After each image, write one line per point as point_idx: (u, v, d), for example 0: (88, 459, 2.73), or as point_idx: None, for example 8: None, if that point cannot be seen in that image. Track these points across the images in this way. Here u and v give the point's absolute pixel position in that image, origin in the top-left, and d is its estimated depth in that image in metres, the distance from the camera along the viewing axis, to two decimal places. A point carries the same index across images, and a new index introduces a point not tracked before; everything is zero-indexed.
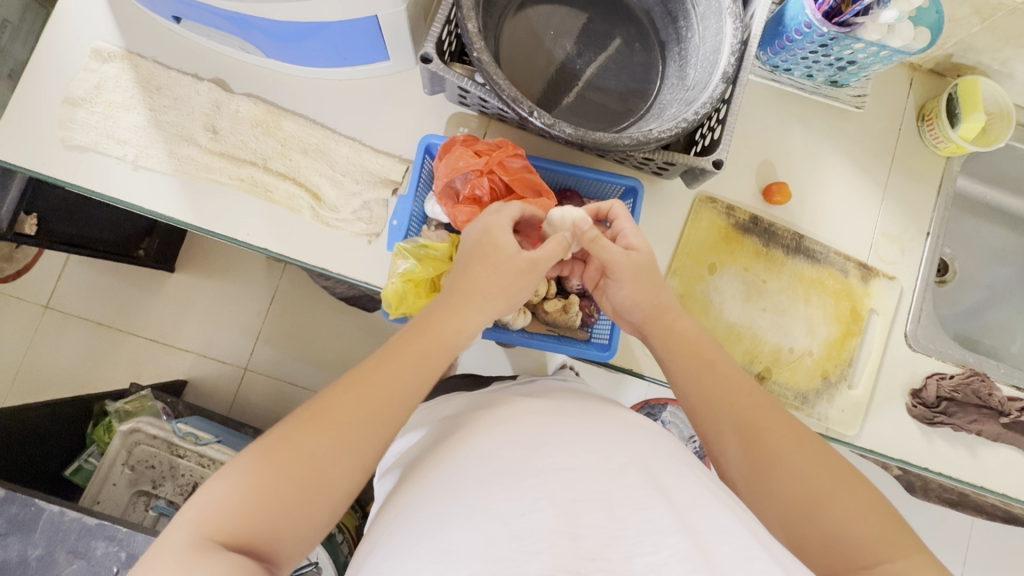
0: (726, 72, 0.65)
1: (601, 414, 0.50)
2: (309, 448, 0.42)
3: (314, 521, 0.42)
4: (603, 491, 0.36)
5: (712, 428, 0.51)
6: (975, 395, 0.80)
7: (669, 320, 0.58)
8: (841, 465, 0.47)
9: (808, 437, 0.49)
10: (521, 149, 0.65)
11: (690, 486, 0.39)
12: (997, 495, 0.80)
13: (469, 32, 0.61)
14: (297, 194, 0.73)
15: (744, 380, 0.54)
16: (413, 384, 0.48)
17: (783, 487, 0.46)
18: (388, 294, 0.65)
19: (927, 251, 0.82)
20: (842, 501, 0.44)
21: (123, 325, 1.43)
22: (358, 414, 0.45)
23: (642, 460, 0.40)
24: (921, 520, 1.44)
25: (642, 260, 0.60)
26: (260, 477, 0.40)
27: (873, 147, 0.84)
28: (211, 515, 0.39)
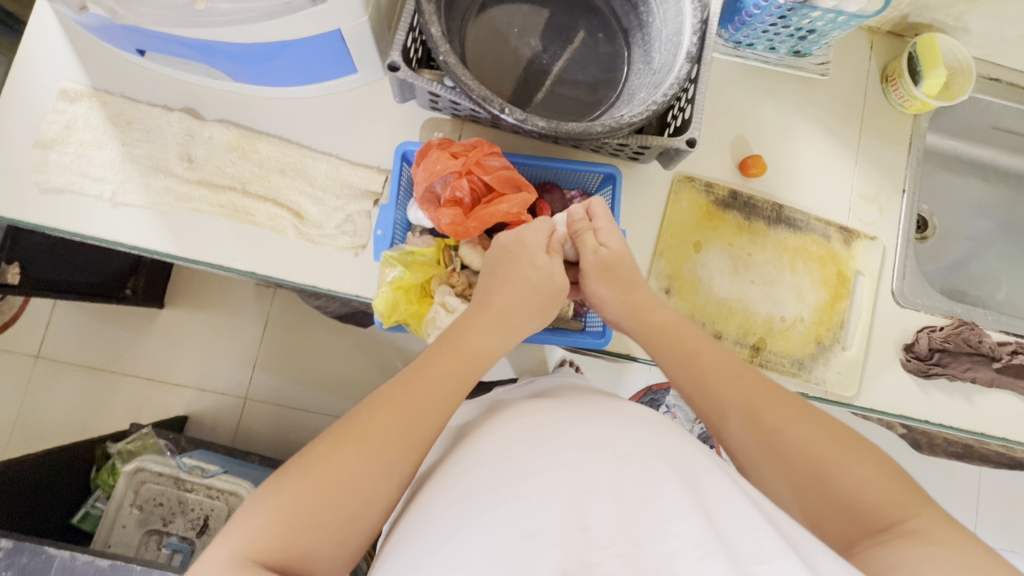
0: (690, 52, 0.67)
1: (607, 408, 0.51)
2: (344, 465, 0.42)
3: (351, 540, 0.42)
4: (610, 481, 0.36)
5: (711, 414, 0.52)
6: (966, 344, 0.81)
7: (647, 315, 0.60)
8: (840, 430, 0.48)
9: (805, 407, 0.50)
10: (497, 147, 0.65)
11: (699, 470, 0.39)
12: (997, 439, 0.81)
13: (433, 36, 0.61)
14: (279, 214, 0.73)
15: (734, 362, 0.54)
16: (450, 401, 0.49)
17: (788, 462, 0.47)
18: (380, 305, 0.65)
19: (905, 208, 0.84)
20: (851, 467, 0.46)
21: (118, 367, 1.41)
22: (400, 432, 0.45)
23: (649, 446, 0.40)
24: (930, 475, 1.45)
25: (610, 258, 0.62)
26: (304, 496, 0.41)
27: (842, 112, 0.85)
28: (247, 538, 0.39)
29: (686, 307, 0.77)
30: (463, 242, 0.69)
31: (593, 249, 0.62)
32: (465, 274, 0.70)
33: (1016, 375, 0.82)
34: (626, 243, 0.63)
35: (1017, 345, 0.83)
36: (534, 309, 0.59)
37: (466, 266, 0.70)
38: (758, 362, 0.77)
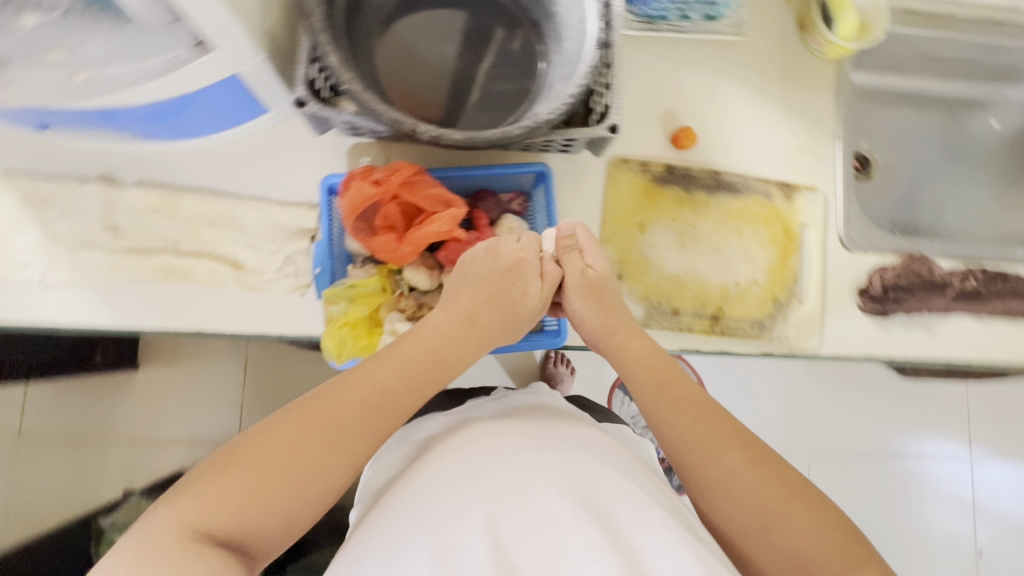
0: (597, 37, 0.66)
1: (560, 430, 0.58)
2: (309, 441, 0.48)
3: (296, 514, 0.47)
4: (546, 515, 0.45)
5: (672, 444, 0.55)
6: (917, 277, 0.83)
7: (619, 338, 0.64)
8: (796, 481, 0.50)
9: (766, 452, 0.52)
10: (420, 167, 0.63)
11: (630, 499, 0.48)
12: (960, 363, 0.83)
13: (332, 67, 0.60)
14: (217, 268, 0.71)
15: (702, 400, 0.57)
16: (411, 395, 0.54)
17: (737, 503, 0.50)
18: (328, 344, 0.64)
19: (839, 153, 0.84)
20: (797, 518, 0.48)
21: (101, 436, 1.38)
22: (366, 423, 0.50)
23: (587, 480, 0.49)
24: (918, 399, 1.49)
25: (596, 278, 0.66)
26: (257, 469, 0.46)
27: (764, 69, 0.85)
28: (208, 496, 0.44)
29: (641, 289, 0.77)
30: (406, 266, 0.69)
31: (580, 273, 0.66)
32: (413, 297, 0.70)
33: (970, 299, 0.84)
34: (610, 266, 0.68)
35: (966, 271, 0.84)
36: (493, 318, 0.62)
37: (413, 288, 0.70)
38: (718, 331, 0.78)
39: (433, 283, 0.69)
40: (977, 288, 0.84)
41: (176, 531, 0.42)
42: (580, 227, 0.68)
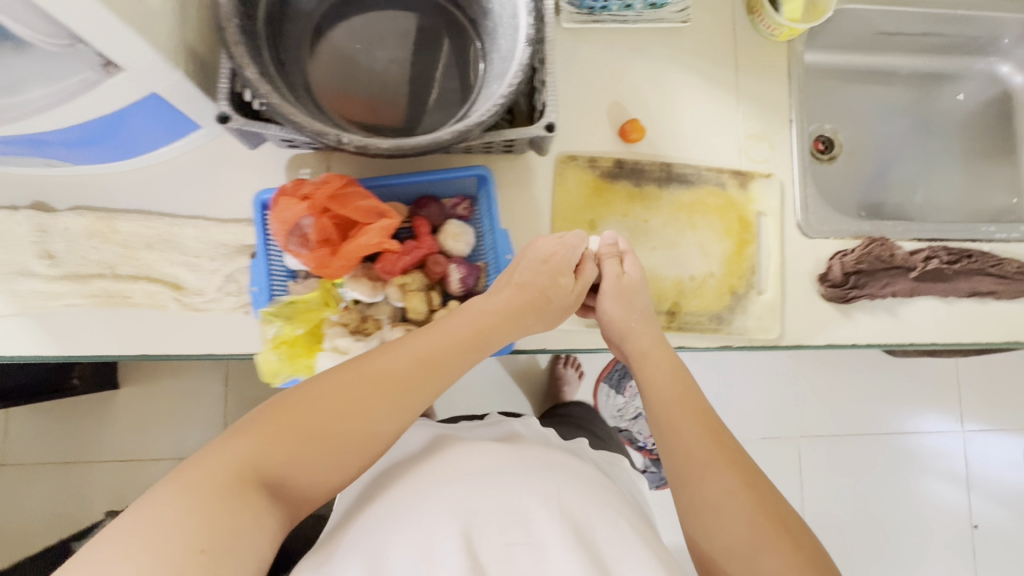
0: (528, 34, 0.64)
1: (556, 462, 0.62)
2: (367, 395, 0.51)
3: (341, 459, 0.49)
4: (533, 536, 0.49)
5: (675, 452, 0.57)
6: (879, 260, 0.80)
7: (643, 346, 0.67)
8: (790, 517, 0.51)
9: (765, 484, 0.53)
10: (350, 178, 0.62)
11: (613, 530, 0.52)
12: (925, 345, 0.82)
13: (250, 80, 0.58)
14: (156, 290, 0.70)
15: (711, 420, 0.59)
16: (462, 363, 0.58)
17: (727, 525, 0.51)
18: (264, 364, 0.62)
19: (794, 137, 0.82)
20: (784, 553, 0.48)
21: (92, 456, 1.38)
22: (422, 384, 0.54)
23: (575, 508, 0.53)
24: (904, 376, 1.47)
25: (630, 285, 0.70)
26: (314, 419, 0.49)
27: (713, 54, 0.82)
28: (259, 441, 0.47)
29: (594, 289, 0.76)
30: (347, 279, 0.67)
31: (615, 276, 0.70)
32: (357, 310, 0.69)
33: (934, 280, 0.82)
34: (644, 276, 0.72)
35: (929, 251, 0.82)
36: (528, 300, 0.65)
37: (356, 301, 0.69)
38: (676, 327, 0.77)
39: (376, 294, 0.68)
40: (942, 268, 0.82)
41: (229, 468, 0.44)
42: (621, 237, 0.72)
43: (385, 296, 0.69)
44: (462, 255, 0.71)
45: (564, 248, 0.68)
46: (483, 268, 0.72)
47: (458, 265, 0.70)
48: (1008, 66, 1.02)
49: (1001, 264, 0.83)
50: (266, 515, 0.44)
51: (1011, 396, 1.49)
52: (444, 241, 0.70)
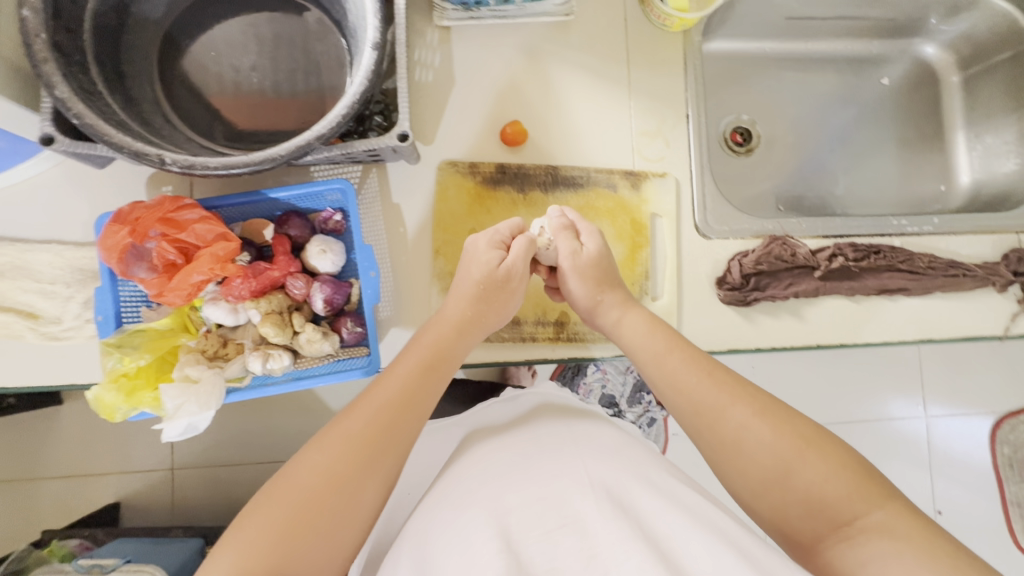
0: (374, 39, 0.60)
1: (574, 430, 0.61)
2: (333, 469, 0.49)
3: (337, 534, 0.48)
4: (575, 513, 0.49)
5: (680, 405, 0.55)
6: (780, 260, 0.77)
7: (616, 313, 0.63)
8: (807, 428, 0.51)
9: (774, 405, 0.53)
10: (185, 199, 0.59)
11: (654, 492, 0.51)
12: (833, 346, 0.79)
13: (60, 99, 0.54)
14: (9, 320, 0.67)
15: (705, 360, 0.57)
16: (428, 396, 0.56)
17: (752, 460, 0.51)
18: (99, 400, 0.59)
19: (691, 134, 0.78)
20: (814, 465, 0.49)
21: (35, 470, 1.23)
22: (387, 429, 0.52)
23: (607, 477, 0.53)
24: (866, 363, 1.40)
25: (592, 258, 0.64)
26: (288, 513, 0.46)
27: (602, 48, 0.78)
28: (246, 550, 0.44)
29: None
30: (204, 301, 0.64)
31: (570, 252, 0.63)
32: (216, 333, 0.65)
33: (841, 278, 0.78)
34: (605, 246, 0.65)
35: (835, 248, 0.79)
36: (488, 314, 0.63)
37: (219, 325, 0.66)
38: (565, 338, 0.74)
39: (235, 318, 0.65)
40: (847, 266, 0.78)
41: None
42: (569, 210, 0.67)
43: (247, 318, 0.66)
44: (330, 273, 0.69)
45: (493, 240, 0.64)
46: (353, 283, 0.69)
47: (321, 285, 0.67)
48: (932, 46, 0.97)
49: (912, 258, 0.79)
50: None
51: (976, 378, 1.42)
52: (308, 258, 0.67)
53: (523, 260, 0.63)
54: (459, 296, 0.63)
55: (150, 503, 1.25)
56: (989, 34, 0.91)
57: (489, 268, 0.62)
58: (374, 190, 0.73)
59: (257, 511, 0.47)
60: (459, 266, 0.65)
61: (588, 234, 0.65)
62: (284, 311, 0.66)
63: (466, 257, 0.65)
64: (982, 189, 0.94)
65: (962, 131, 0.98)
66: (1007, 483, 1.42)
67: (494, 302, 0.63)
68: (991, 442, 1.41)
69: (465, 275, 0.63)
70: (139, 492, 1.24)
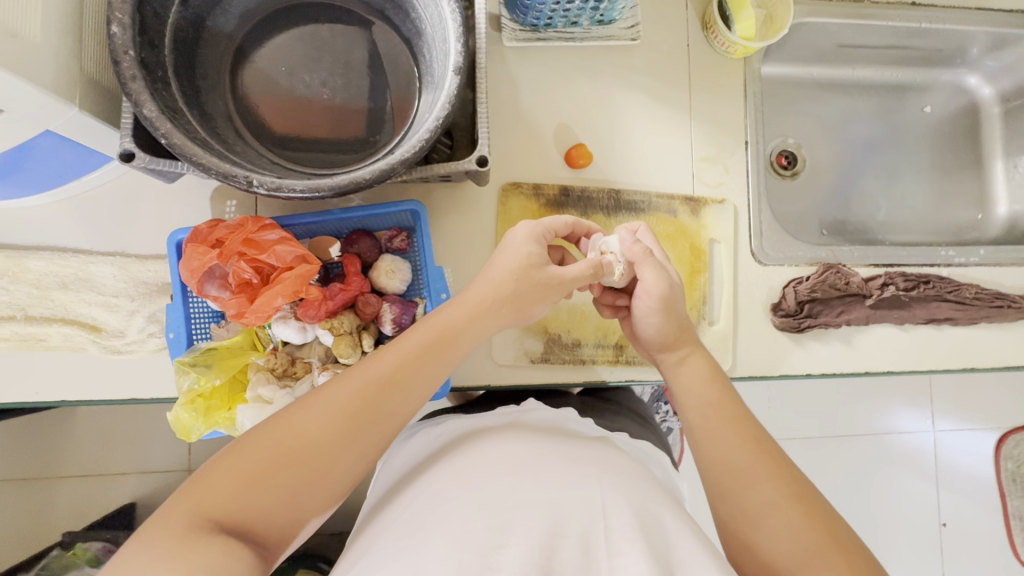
0: (457, 63, 0.60)
1: (586, 450, 0.53)
2: (314, 428, 0.45)
3: (299, 500, 0.43)
4: (586, 531, 0.42)
5: (714, 463, 0.53)
6: (834, 288, 0.78)
7: (682, 353, 0.61)
8: (841, 533, 0.46)
9: (813, 497, 0.49)
10: (267, 220, 0.59)
11: (676, 534, 0.44)
12: (880, 373, 0.80)
13: (147, 118, 0.53)
14: (73, 333, 0.66)
15: (752, 428, 0.54)
16: (431, 377, 0.51)
17: (769, 538, 0.46)
18: (177, 421, 0.60)
19: (749, 161, 0.79)
20: (835, 567, 0.44)
21: (54, 470, 1.19)
22: (380, 402, 0.48)
23: (626, 501, 0.45)
24: (884, 379, 1.41)
25: (676, 295, 0.61)
26: (258, 464, 0.43)
27: (666, 73, 0.79)
28: (208, 494, 0.41)
29: (538, 323, 0.73)
30: (273, 320, 0.64)
31: (660, 281, 0.60)
32: (286, 351, 0.65)
33: (891, 307, 0.80)
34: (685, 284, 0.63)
35: (887, 277, 0.80)
36: (513, 303, 0.56)
37: (286, 342, 0.66)
38: (624, 360, 0.74)
39: (304, 336, 0.65)
40: (898, 295, 0.80)
41: (179, 521, 0.39)
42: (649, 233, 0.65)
43: (315, 336, 0.66)
44: (397, 292, 0.68)
45: (533, 232, 0.59)
46: (420, 303, 0.68)
47: (390, 304, 0.66)
48: (976, 77, 0.99)
49: (959, 289, 0.81)
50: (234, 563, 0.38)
51: (985, 395, 1.45)
52: (376, 278, 0.67)
53: (577, 277, 0.59)
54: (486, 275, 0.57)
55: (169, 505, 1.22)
56: None
57: (520, 258, 0.57)
58: (439, 210, 0.73)
59: (229, 455, 0.44)
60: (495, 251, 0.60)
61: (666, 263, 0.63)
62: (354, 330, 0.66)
63: (506, 244, 0.60)
64: (1019, 221, 0.96)
65: (1000, 161, 0.99)
66: (1011, 498, 1.45)
67: (519, 290, 0.56)
68: (996, 457, 1.45)
69: (498, 262, 0.57)
70: (158, 493, 1.21)
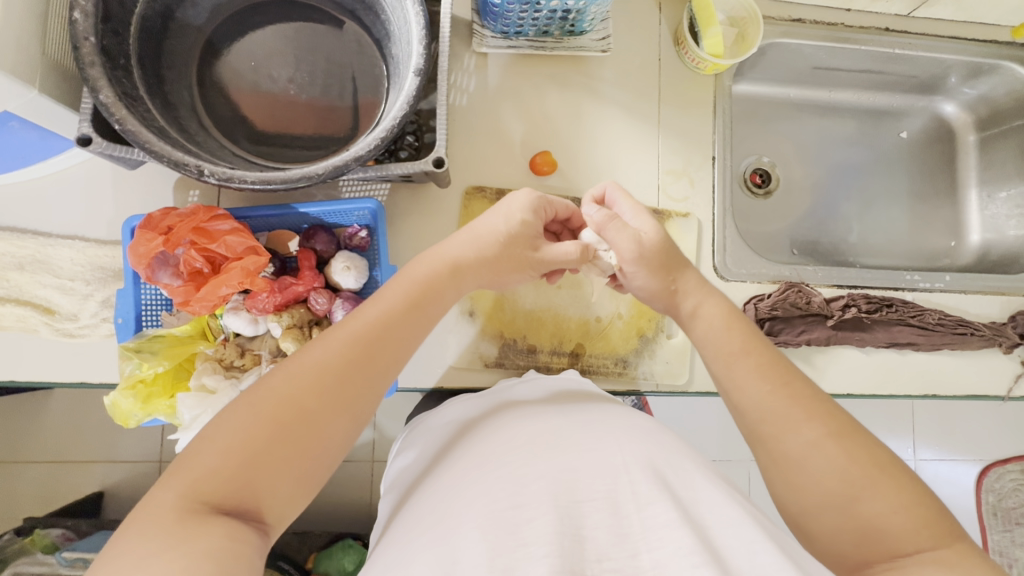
0: (417, 64, 0.60)
1: (589, 413, 0.54)
2: (298, 400, 0.44)
3: (303, 470, 0.43)
4: (608, 490, 0.44)
5: (747, 411, 0.51)
6: (795, 307, 0.78)
7: (690, 306, 0.59)
8: (881, 456, 0.47)
9: (851, 426, 0.48)
10: (219, 210, 0.60)
11: (699, 482, 0.46)
12: (841, 395, 0.79)
13: (104, 103, 0.54)
14: (25, 314, 0.66)
15: (779, 369, 0.52)
16: (410, 335, 0.52)
17: (815, 478, 0.46)
18: (115, 405, 0.60)
19: (716, 176, 0.79)
20: (884, 493, 0.45)
21: (20, 454, 1.18)
22: (362, 364, 0.47)
23: (642, 454, 0.47)
24: (865, 404, 1.39)
25: (653, 246, 0.58)
26: (251, 437, 0.41)
27: (635, 86, 0.79)
28: (200, 482, 0.39)
29: (494, 327, 0.73)
30: (225, 311, 0.64)
31: (631, 240, 0.58)
32: (236, 343, 0.65)
33: (852, 329, 0.79)
34: (661, 227, 0.60)
35: (849, 298, 0.80)
36: (491, 267, 0.58)
37: (237, 334, 0.66)
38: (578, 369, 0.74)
39: (255, 328, 0.65)
40: (860, 317, 0.80)
41: (177, 505, 0.38)
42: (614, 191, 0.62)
43: (266, 329, 0.66)
44: (352, 289, 0.68)
45: (532, 205, 0.59)
46: None
47: (343, 301, 0.66)
48: (952, 106, 1.00)
49: (922, 314, 0.81)
50: (241, 544, 0.37)
51: (967, 426, 1.43)
52: (331, 273, 0.67)
53: (562, 260, 0.60)
54: (467, 236, 0.58)
55: (137, 495, 1.20)
56: (1008, 100, 0.94)
57: (510, 225, 0.58)
58: (401, 209, 0.73)
59: (215, 432, 0.42)
60: (476, 218, 0.60)
61: (642, 216, 0.60)
62: (304, 325, 0.66)
63: (496, 208, 0.60)
64: (992, 249, 0.96)
65: (974, 190, 1.00)
66: (990, 531, 1.43)
67: (499, 254, 0.58)
68: (977, 489, 1.42)
69: (482, 224, 0.59)
70: (122, 484, 1.20)
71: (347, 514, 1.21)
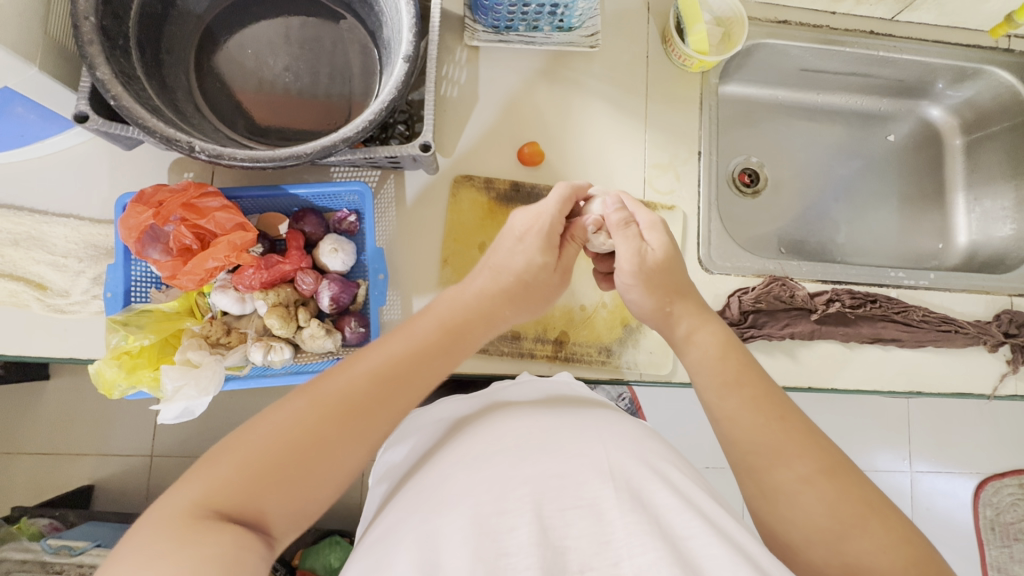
0: (406, 51, 0.62)
1: (580, 414, 0.54)
2: (322, 427, 0.44)
3: (312, 496, 0.43)
4: (591, 497, 0.44)
5: (737, 442, 0.51)
6: (778, 301, 0.79)
7: (685, 330, 0.58)
8: (872, 495, 0.47)
9: (841, 467, 0.48)
10: (209, 187, 0.61)
11: (682, 487, 0.45)
12: (826, 390, 0.79)
13: (100, 80, 0.56)
14: (17, 289, 0.67)
15: (775, 402, 0.52)
16: (436, 370, 0.51)
17: (806, 512, 0.46)
18: (99, 374, 0.60)
19: (701, 170, 0.81)
20: (871, 533, 0.45)
21: (14, 444, 1.18)
22: (387, 399, 0.47)
23: (628, 463, 0.46)
24: (862, 411, 1.37)
25: (659, 261, 0.59)
26: (267, 455, 0.42)
27: (623, 81, 0.81)
28: (212, 489, 0.40)
29: None
30: (213, 288, 0.66)
31: (636, 252, 0.58)
32: (223, 321, 0.67)
33: (836, 326, 0.80)
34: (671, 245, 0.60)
35: (832, 293, 0.81)
36: (519, 295, 0.59)
37: (224, 313, 0.67)
38: (562, 357, 0.75)
39: (242, 306, 0.66)
40: (844, 312, 0.80)
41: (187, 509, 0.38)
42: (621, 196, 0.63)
43: (253, 308, 0.67)
44: (338, 271, 0.70)
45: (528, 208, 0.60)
46: (360, 284, 0.70)
47: (329, 283, 0.68)
48: (938, 109, 1.01)
49: (906, 311, 0.81)
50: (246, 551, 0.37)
51: (964, 437, 1.41)
52: (319, 255, 0.68)
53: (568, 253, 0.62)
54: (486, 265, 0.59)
55: (126, 488, 1.19)
56: (993, 104, 0.96)
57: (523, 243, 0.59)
58: (390, 195, 0.74)
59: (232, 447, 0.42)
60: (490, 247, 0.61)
61: (654, 232, 0.60)
62: (291, 304, 0.68)
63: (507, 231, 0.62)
64: (979, 251, 0.97)
65: (961, 193, 1.01)
66: (987, 547, 1.41)
67: (519, 288, 0.58)
68: (976, 503, 1.40)
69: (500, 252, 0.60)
70: (112, 478, 1.19)
71: (333, 511, 1.20)
